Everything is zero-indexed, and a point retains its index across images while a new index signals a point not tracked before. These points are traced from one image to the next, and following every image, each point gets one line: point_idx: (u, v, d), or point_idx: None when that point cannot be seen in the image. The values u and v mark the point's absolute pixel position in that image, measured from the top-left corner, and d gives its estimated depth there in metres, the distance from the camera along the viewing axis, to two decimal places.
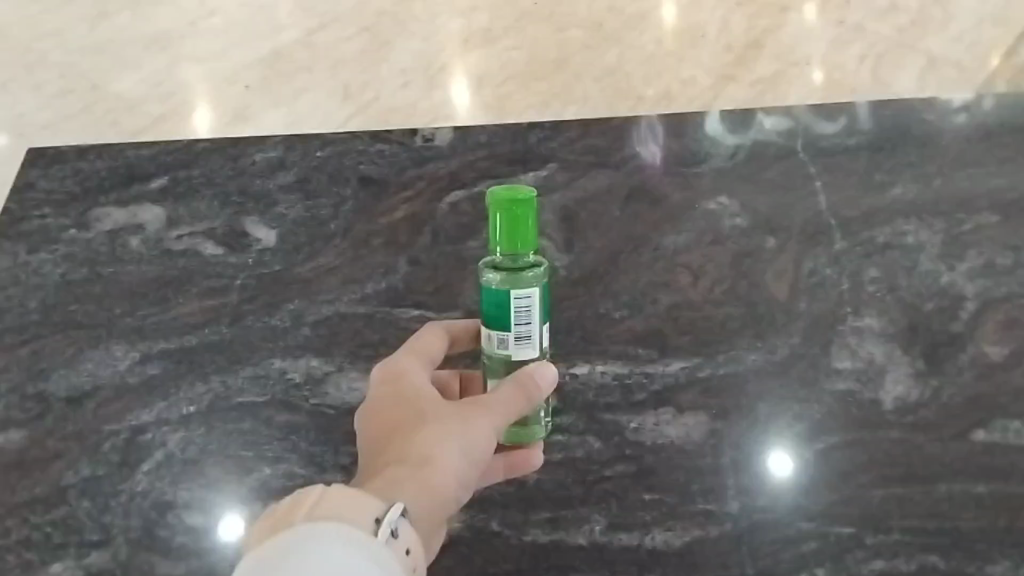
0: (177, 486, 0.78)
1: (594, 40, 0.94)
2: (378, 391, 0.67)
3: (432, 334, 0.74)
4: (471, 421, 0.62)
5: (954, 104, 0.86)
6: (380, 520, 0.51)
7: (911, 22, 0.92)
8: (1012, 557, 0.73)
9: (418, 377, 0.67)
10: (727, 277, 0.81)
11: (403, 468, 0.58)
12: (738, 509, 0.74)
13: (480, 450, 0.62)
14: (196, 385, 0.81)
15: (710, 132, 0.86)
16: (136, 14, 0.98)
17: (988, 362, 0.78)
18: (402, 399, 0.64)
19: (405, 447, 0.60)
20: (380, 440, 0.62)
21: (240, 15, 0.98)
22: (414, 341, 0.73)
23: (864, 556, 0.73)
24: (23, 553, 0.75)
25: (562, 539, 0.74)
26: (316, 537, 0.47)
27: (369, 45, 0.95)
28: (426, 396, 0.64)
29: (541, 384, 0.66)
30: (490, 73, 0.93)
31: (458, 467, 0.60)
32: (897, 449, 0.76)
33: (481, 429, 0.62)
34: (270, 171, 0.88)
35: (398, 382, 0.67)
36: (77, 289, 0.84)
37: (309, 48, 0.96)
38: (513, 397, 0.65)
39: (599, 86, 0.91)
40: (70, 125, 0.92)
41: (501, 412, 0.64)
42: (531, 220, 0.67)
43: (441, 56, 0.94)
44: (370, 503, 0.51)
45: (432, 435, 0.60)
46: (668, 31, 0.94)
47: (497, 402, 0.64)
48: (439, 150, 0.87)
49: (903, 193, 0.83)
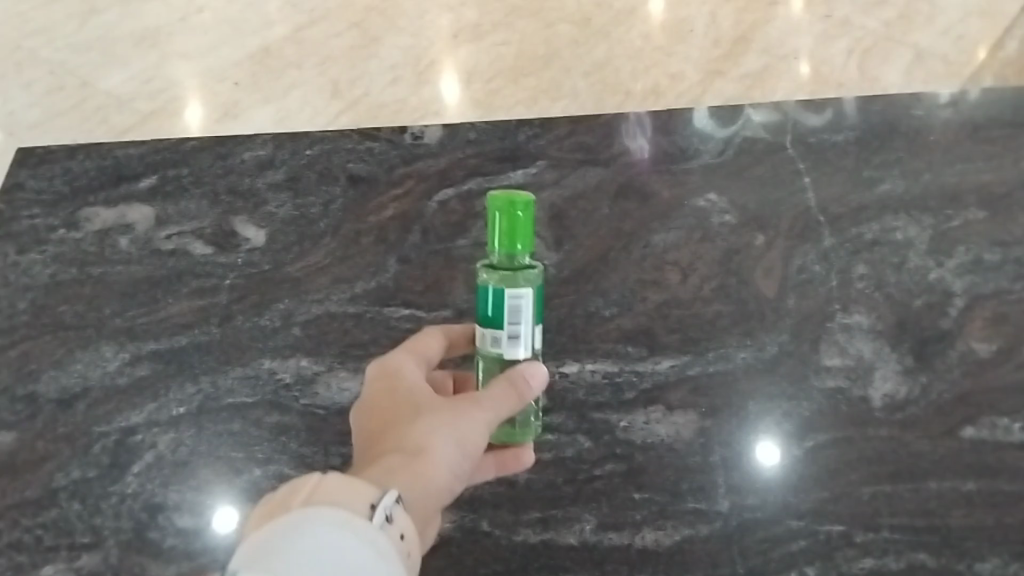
0: (167, 488, 0.78)
1: (580, 36, 0.97)
2: (373, 387, 0.67)
3: (428, 333, 0.74)
4: (462, 414, 0.62)
5: (941, 99, 0.85)
6: (375, 505, 0.50)
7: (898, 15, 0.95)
8: (1002, 553, 0.74)
9: (413, 372, 0.67)
10: (716, 275, 0.81)
11: (395, 458, 0.58)
12: (728, 508, 0.75)
13: (472, 443, 0.62)
14: (186, 387, 0.81)
15: (698, 129, 0.86)
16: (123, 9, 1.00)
17: (976, 359, 0.78)
18: (396, 395, 0.64)
19: (398, 439, 0.60)
20: (373, 434, 0.62)
21: (229, 12, 0.99)
22: (411, 340, 0.73)
23: (853, 555, 0.74)
24: (15, 555, 0.77)
25: (552, 539, 0.76)
26: (313, 520, 0.47)
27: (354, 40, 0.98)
28: (421, 393, 0.64)
29: (533, 380, 0.65)
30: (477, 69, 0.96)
31: (449, 460, 0.60)
32: (886, 447, 0.76)
33: (474, 422, 0.62)
34: (259, 170, 0.87)
35: (393, 377, 0.67)
36: (66, 289, 0.84)
37: (294, 41, 0.98)
38: (507, 392, 0.64)
39: (588, 83, 0.95)
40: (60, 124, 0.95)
41: (494, 408, 0.63)
42: (528, 223, 0.67)
43: (429, 52, 0.98)
44: (365, 491, 0.51)
45: (425, 427, 0.61)
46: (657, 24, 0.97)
47: (491, 396, 0.64)
48: (429, 147, 0.87)
49: (892, 189, 0.83)
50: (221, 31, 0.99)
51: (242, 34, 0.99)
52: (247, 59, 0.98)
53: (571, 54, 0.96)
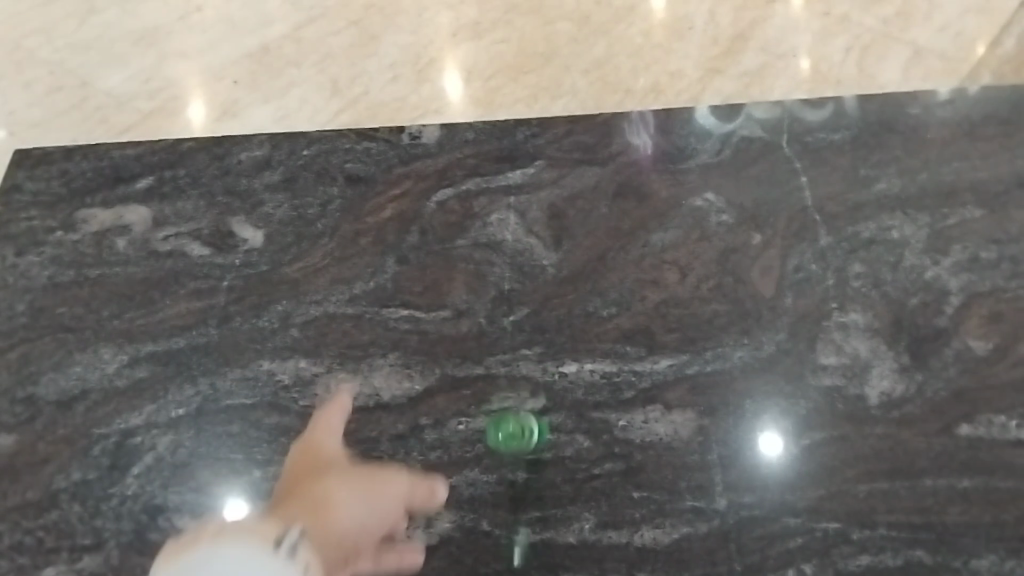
0: (167, 489, 0.75)
1: (580, 43, 1.17)
2: (294, 459, 0.69)
3: (331, 406, 0.75)
4: (378, 484, 0.67)
5: (939, 97, 0.89)
6: (277, 544, 0.46)
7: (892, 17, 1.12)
8: (997, 550, 0.69)
9: (336, 444, 0.71)
10: (714, 274, 0.82)
11: (297, 509, 0.59)
12: (725, 506, 0.72)
13: (383, 513, 0.66)
14: (185, 389, 0.80)
15: (698, 129, 0.90)
16: (168, 37, 1.24)
17: (973, 356, 0.77)
18: (318, 460, 0.68)
19: (306, 494, 0.62)
20: (283, 499, 0.64)
21: (251, 42, 1.22)
22: (316, 415, 0.75)
23: (850, 552, 0.70)
24: (14, 557, 0.74)
25: (551, 538, 0.72)
26: (220, 548, 0.44)
27: (383, 59, 1.20)
28: (342, 462, 0.69)
29: (437, 492, 0.72)
30: (481, 68, 1.17)
31: (351, 516, 0.62)
32: (882, 444, 0.73)
33: (388, 489, 0.68)
34: (256, 170, 0.92)
35: (312, 450, 0.69)
36: (65, 291, 0.85)
37: (304, 59, 1.21)
38: (415, 482, 0.70)
39: (587, 80, 1.14)
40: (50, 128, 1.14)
41: (400, 494, 0.68)
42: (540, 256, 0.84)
43: (430, 63, 1.19)
44: (267, 530, 0.47)
45: (337, 481, 0.64)
46: (658, 27, 1.17)
47: (395, 485, 0.68)
48: (426, 147, 0.91)
49: (889, 187, 0.85)
50: (240, 55, 1.22)
51: (278, 67, 1.20)
52: (282, 89, 1.19)
53: (571, 66, 1.15)
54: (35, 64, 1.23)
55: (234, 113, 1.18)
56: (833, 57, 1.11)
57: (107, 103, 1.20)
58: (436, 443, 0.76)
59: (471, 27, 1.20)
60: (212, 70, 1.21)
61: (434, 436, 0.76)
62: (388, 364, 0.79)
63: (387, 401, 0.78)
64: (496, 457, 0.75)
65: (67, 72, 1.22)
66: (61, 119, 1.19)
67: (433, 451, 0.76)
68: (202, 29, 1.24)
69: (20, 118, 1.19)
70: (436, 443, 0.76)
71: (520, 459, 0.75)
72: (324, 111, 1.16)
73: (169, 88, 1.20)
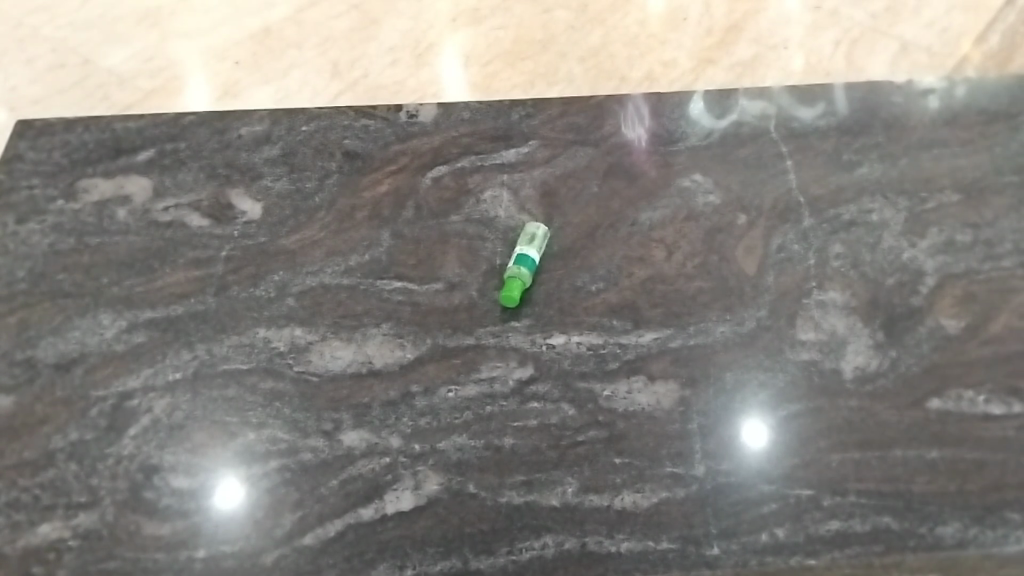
0: (163, 450, 0.76)
1: (579, 29, 1.28)
2: None
3: None
4: None
5: (921, 88, 0.96)
6: None
7: (880, 11, 1.27)
8: (962, 518, 0.70)
9: None
10: (699, 253, 0.85)
11: None
12: (702, 473, 0.73)
13: None
14: (182, 353, 0.81)
15: (688, 115, 0.96)
16: (169, 19, 1.31)
17: (945, 334, 0.79)
18: None
19: None
20: None
21: (252, 25, 1.30)
22: None
23: (820, 517, 0.71)
24: (11, 515, 0.73)
25: (536, 500, 0.72)
26: None
27: (396, 42, 1.28)
28: None
29: None
30: (484, 54, 1.27)
31: None
32: (855, 416, 0.75)
33: None
34: (256, 145, 0.96)
35: None
36: (65, 258, 0.87)
37: (308, 40, 1.28)
38: None
39: (581, 68, 1.24)
40: (67, 100, 1.23)
41: None
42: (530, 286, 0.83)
43: (434, 47, 1.28)
44: None
45: None
46: (655, 21, 1.29)
47: None
48: (423, 125, 0.96)
49: (870, 172, 0.90)
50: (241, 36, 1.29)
51: (279, 48, 1.28)
52: (283, 68, 1.26)
53: (566, 54, 1.26)
54: (37, 42, 1.28)
55: (234, 91, 1.24)
56: (822, 50, 1.24)
57: (108, 81, 1.24)
58: (425, 409, 0.77)
59: (473, 13, 1.31)
60: (213, 50, 1.28)
61: (424, 403, 0.77)
62: (381, 334, 0.81)
63: (379, 368, 0.79)
64: (484, 424, 0.76)
65: (69, 50, 1.27)
66: (62, 95, 1.23)
67: (422, 418, 0.76)
68: (204, 11, 1.32)
69: (20, 93, 1.23)
70: (426, 409, 0.77)
71: (507, 426, 0.76)
72: (324, 93, 1.24)
73: (170, 67, 1.25)
